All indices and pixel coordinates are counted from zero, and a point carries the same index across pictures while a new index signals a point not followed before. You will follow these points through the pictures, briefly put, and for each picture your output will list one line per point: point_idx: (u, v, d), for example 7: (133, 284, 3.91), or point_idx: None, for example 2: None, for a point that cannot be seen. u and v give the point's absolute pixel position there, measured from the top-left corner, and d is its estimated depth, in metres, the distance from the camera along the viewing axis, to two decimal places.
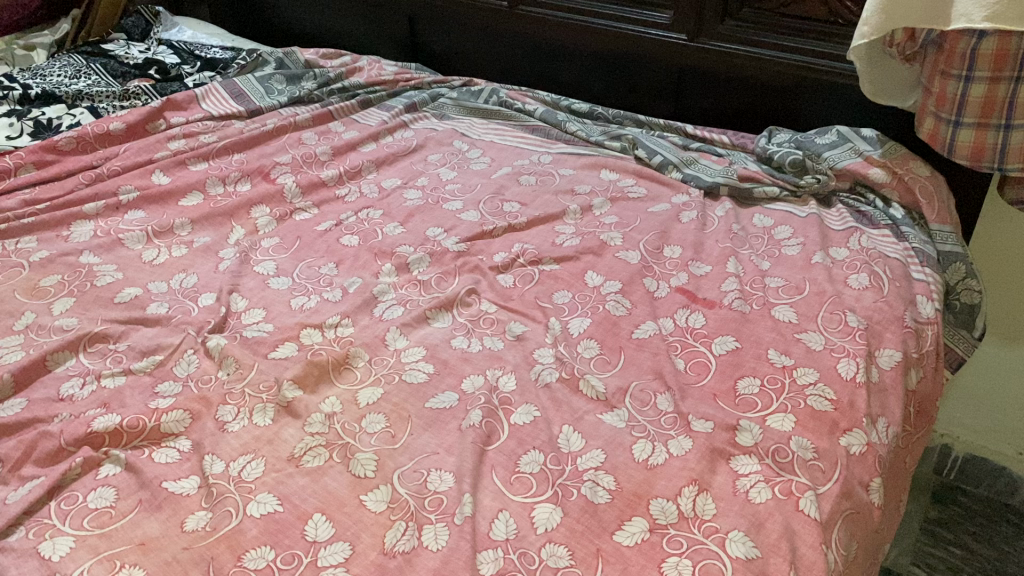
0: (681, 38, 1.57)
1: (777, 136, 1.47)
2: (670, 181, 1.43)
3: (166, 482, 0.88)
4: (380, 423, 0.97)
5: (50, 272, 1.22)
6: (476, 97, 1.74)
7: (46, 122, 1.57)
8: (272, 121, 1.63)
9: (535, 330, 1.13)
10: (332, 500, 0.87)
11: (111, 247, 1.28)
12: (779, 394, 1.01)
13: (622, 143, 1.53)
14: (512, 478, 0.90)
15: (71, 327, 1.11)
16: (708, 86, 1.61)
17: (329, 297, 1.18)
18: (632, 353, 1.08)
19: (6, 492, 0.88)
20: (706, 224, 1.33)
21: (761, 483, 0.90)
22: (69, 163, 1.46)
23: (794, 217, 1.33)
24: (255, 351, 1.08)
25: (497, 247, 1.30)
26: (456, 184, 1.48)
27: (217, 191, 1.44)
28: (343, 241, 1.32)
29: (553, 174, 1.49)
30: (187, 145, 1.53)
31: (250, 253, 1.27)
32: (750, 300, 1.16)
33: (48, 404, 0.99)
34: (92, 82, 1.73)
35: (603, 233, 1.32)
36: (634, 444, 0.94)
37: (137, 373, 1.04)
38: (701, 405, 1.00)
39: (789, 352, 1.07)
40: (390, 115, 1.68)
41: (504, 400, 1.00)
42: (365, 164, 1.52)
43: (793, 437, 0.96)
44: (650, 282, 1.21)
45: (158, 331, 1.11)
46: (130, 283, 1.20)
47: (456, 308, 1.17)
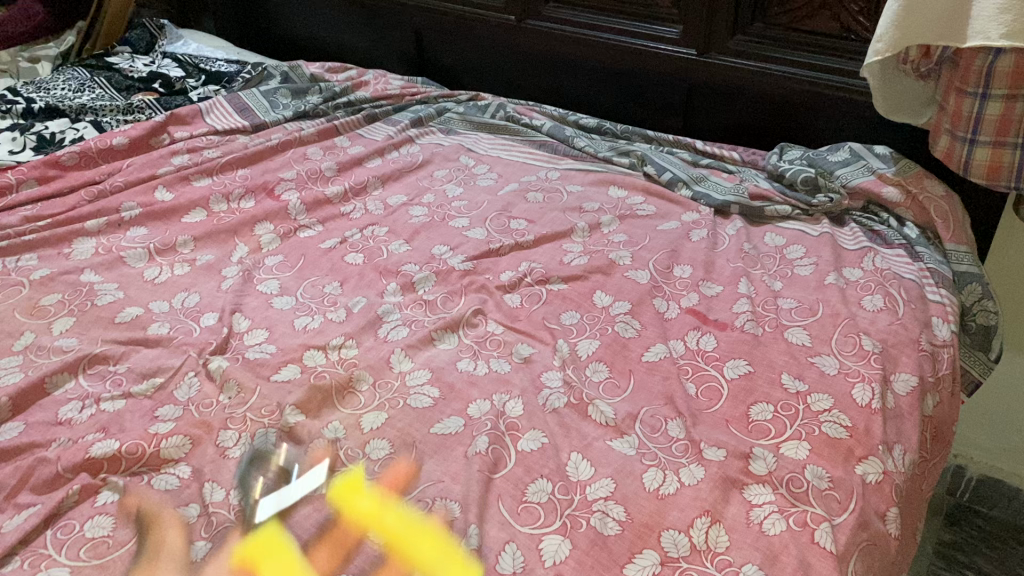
0: (691, 53, 1.55)
1: (788, 153, 1.45)
2: (680, 199, 1.41)
3: (164, 511, 0.86)
4: (384, 450, 0.94)
5: (50, 290, 1.20)
6: (482, 112, 1.72)
7: (49, 136, 1.56)
8: (276, 136, 1.62)
9: (542, 352, 1.10)
10: (334, 531, 0.84)
11: (113, 264, 1.26)
12: (793, 421, 0.99)
13: (631, 159, 1.51)
14: (519, 508, 0.87)
15: (71, 347, 1.09)
16: (718, 101, 1.59)
17: (333, 318, 1.16)
18: (642, 376, 1.06)
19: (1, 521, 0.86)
20: (716, 243, 1.31)
21: (775, 514, 0.87)
22: (71, 178, 1.44)
23: (806, 236, 1.30)
24: (258, 373, 1.05)
25: (504, 265, 1.28)
26: (463, 201, 1.46)
27: (220, 207, 1.42)
28: (348, 259, 1.30)
29: (560, 191, 1.46)
30: (191, 160, 1.52)
31: (254, 272, 1.26)
32: (762, 322, 1.14)
33: (46, 428, 0.98)
34: (96, 96, 1.72)
35: (611, 252, 1.29)
36: (645, 473, 0.92)
37: (137, 397, 1.02)
38: (713, 432, 0.98)
39: (802, 377, 1.05)
40: (396, 129, 1.66)
41: (511, 426, 0.98)
42: (371, 180, 1.50)
43: (807, 466, 0.93)
44: (660, 303, 1.19)
45: (158, 352, 1.09)
46: (132, 302, 1.18)
47: (462, 330, 1.14)
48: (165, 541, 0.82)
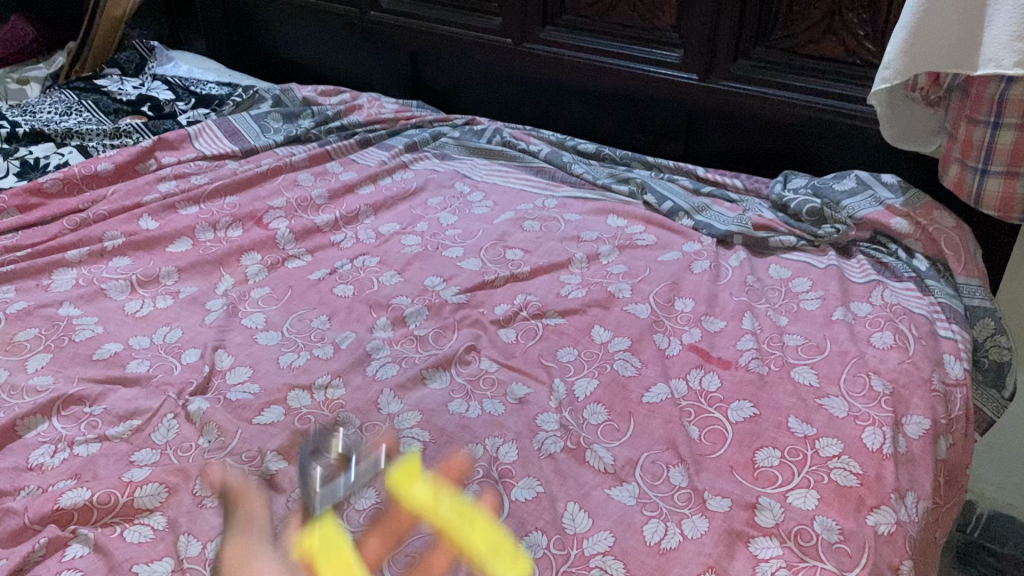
0: (692, 77, 1.51)
1: (793, 181, 1.41)
2: (681, 228, 1.37)
3: (137, 567, 0.82)
4: (370, 499, 0.91)
5: (27, 325, 1.16)
6: (478, 137, 1.68)
7: (33, 162, 1.52)
8: (267, 161, 1.58)
9: (538, 393, 1.06)
10: None
11: (93, 297, 1.22)
12: (801, 468, 0.94)
13: (631, 187, 1.47)
14: (511, 564, 0.84)
15: (46, 387, 1.04)
16: (719, 127, 1.55)
17: (320, 354, 1.12)
18: (642, 419, 1.01)
19: None
20: (719, 276, 1.26)
21: (783, 570, 0.83)
22: (54, 206, 1.40)
23: (813, 269, 1.26)
24: (239, 416, 1.01)
25: (499, 298, 1.24)
26: (457, 229, 1.42)
27: (207, 237, 1.38)
28: (338, 291, 1.26)
29: (558, 220, 1.42)
30: (178, 187, 1.48)
31: (239, 305, 1.21)
32: (768, 360, 1.10)
33: (15, 474, 0.93)
34: (82, 119, 1.68)
35: (610, 285, 1.25)
36: (646, 525, 0.87)
37: (113, 440, 0.97)
38: (718, 480, 0.93)
39: (810, 420, 1.00)
40: (389, 155, 1.63)
41: (504, 473, 0.94)
42: (363, 208, 1.46)
43: (816, 517, 0.88)
44: (660, 339, 1.15)
45: (136, 393, 1.04)
46: (111, 338, 1.14)
47: (455, 367, 1.11)
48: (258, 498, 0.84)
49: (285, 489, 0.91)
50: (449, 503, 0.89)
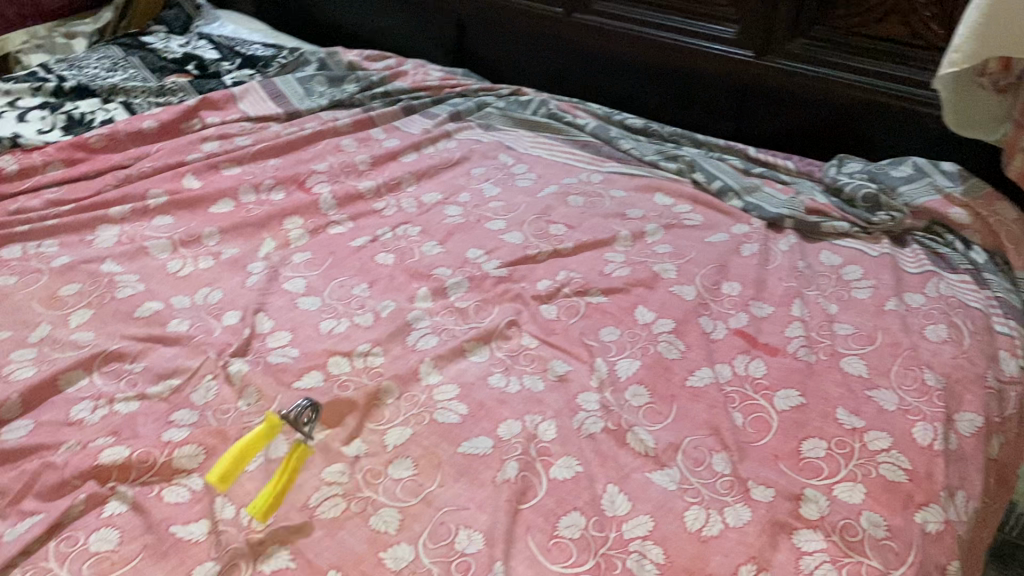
0: (748, 54, 1.48)
1: (848, 165, 1.37)
2: (731, 210, 1.33)
3: (174, 527, 0.82)
4: (408, 470, 0.90)
5: (70, 280, 1.16)
6: (524, 108, 1.65)
7: (79, 117, 1.52)
8: (310, 125, 1.57)
9: (579, 370, 1.05)
10: (348, 557, 0.80)
11: (136, 255, 1.22)
12: (848, 460, 0.92)
13: (679, 164, 1.43)
14: (549, 544, 0.82)
15: (87, 343, 1.05)
16: (771, 107, 1.51)
17: (360, 322, 1.11)
18: (685, 403, 0.99)
19: (4, 529, 0.82)
20: (768, 259, 1.23)
21: (827, 564, 0.81)
22: (98, 162, 1.40)
23: (865, 256, 1.23)
24: (279, 380, 1.00)
25: (541, 273, 1.22)
26: (500, 201, 1.40)
27: (249, 198, 1.37)
28: (378, 259, 1.25)
29: (603, 196, 1.40)
30: (222, 148, 1.47)
31: (280, 269, 1.21)
32: (816, 348, 1.07)
33: (56, 429, 0.93)
34: (128, 76, 1.68)
35: (655, 264, 1.22)
36: (687, 511, 0.86)
37: (153, 399, 0.97)
38: (762, 469, 0.91)
39: (859, 412, 0.98)
40: (433, 123, 1.61)
41: (543, 451, 0.93)
42: (406, 176, 1.45)
43: (863, 512, 0.86)
44: (706, 321, 1.12)
45: (177, 352, 1.04)
46: (152, 296, 1.14)
47: (495, 342, 1.09)
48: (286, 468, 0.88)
49: (320, 460, 0.90)
50: (486, 483, 0.88)
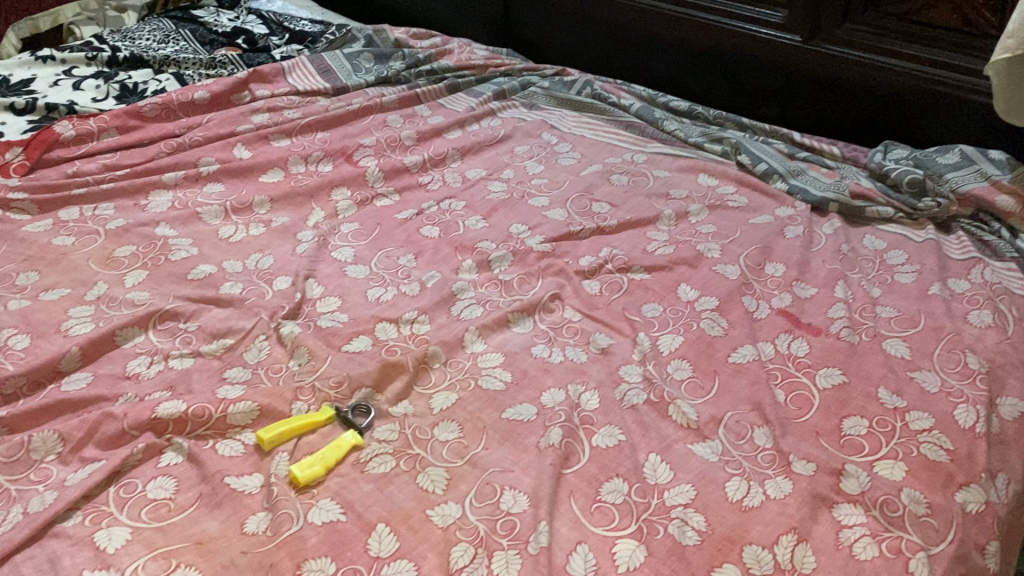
0: (795, 39, 1.48)
1: (894, 151, 1.37)
2: (776, 192, 1.34)
3: (228, 478, 0.85)
4: (454, 433, 0.92)
5: (125, 242, 1.19)
6: (568, 88, 1.66)
7: (132, 86, 1.55)
8: (357, 100, 1.59)
9: (621, 344, 1.06)
10: (397, 511, 0.82)
11: (189, 220, 1.25)
12: (889, 438, 0.93)
13: (724, 147, 1.44)
14: (592, 507, 0.84)
15: (143, 302, 1.07)
16: (817, 92, 1.51)
17: (407, 291, 1.13)
18: (728, 378, 1.00)
19: (65, 474, 0.85)
20: (812, 242, 1.24)
21: (866, 537, 0.82)
22: (152, 130, 1.43)
23: (909, 241, 1.23)
24: (329, 343, 1.03)
25: (584, 250, 1.23)
26: (543, 178, 1.41)
27: (298, 169, 1.40)
28: (424, 231, 1.27)
29: (646, 175, 1.41)
30: (271, 120, 1.49)
31: (329, 238, 1.23)
32: (858, 330, 1.07)
33: (114, 381, 0.96)
34: (179, 48, 1.71)
35: (699, 244, 1.23)
36: (728, 482, 0.87)
37: (207, 357, 1.00)
38: (803, 444, 0.92)
39: (901, 392, 0.98)
40: (478, 101, 1.62)
41: (585, 419, 0.95)
42: (450, 151, 1.47)
43: (904, 489, 0.87)
44: (749, 301, 1.13)
45: (229, 313, 1.07)
46: (205, 260, 1.16)
47: (539, 313, 1.11)
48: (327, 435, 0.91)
49: (369, 420, 0.93)
50: (530, 449, 0.90)
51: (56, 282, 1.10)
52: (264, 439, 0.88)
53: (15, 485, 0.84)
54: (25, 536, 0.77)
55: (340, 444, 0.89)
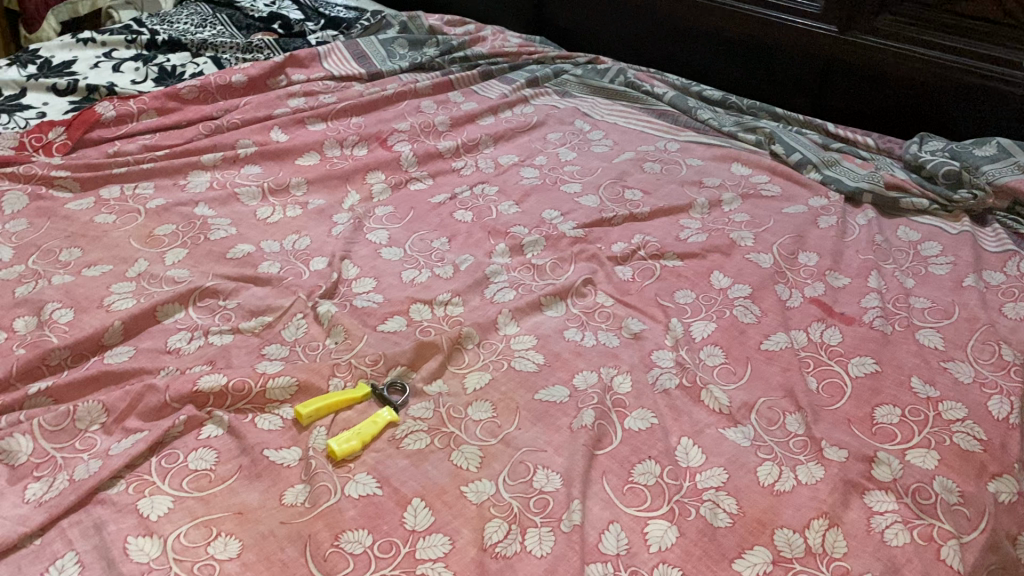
0: (831, 30, 1.50)
1: (929, 143, 1.37)
2: (809, 182, 1.34)
3: (267, 451, 0.86)
4: (487, 412, 0.93)
5: (165, 221, 1.21)
6: (601, 76, 1.67)
7: (170, 69, 1.58)
8: (391, 85, 1.60)
9: (654, 329, 1.07)
10: (432, 487, 0.84)
11: (227, 201, 1.27)
12: (922, 427, 0.93)
13: (758, 136, 1.45)
14: (624, 488, 0.85)
15: (183, 279, 1.09)
16: (853, 83, 1.52)
17: (441, 273, 1.15)
18: (760, 365, 1.01)
19: (109, 443, 0.86)
20: (846, 232, 1.24)
21: (898, 524, 0.82)
22: (190, 112, 1.45)
23: (943, 233, 1.23)
24: (365, 322, 1.05)
25: (616, 236, 1.24)
26: (576, 165, 1.42)
27: (334, 153, 1.42)
28: (457, 215, 1.28)
29: (679, 163, 1.41)
30: (307, 104, 1.51)
31: (364, 221, 1.25)
32: (892, 320, 1.07)
33: (155, 355, 0.97)
34: (216, 32, 1.73)
35: (732, 232, 1.23)
36: (760, 466, 0.88)
37: (246, 334, 1.02)
38: (835, 431, 0.92)
39: (934, 382, 0.98)
40: (511, 88, 1.63)
41: (618, 402, 0.95)
42: (484, 137, 1.48)
43: (936, 477, 0.87)
44: (782, 289, 1.13)
45: (267, 292, 1.08)
46: (243, 240, 1.18)
47: (572, 298, 1.11)
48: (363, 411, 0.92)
49: (404, 398, 0.94)
50: (563, 429, 0.91)
51: (98, 259, 1.12)
52: (301, 413, 0.90)
53: (61, 453, 0.84)
54: (72, 501, 0.78)
55: (376, 420, 0.90)
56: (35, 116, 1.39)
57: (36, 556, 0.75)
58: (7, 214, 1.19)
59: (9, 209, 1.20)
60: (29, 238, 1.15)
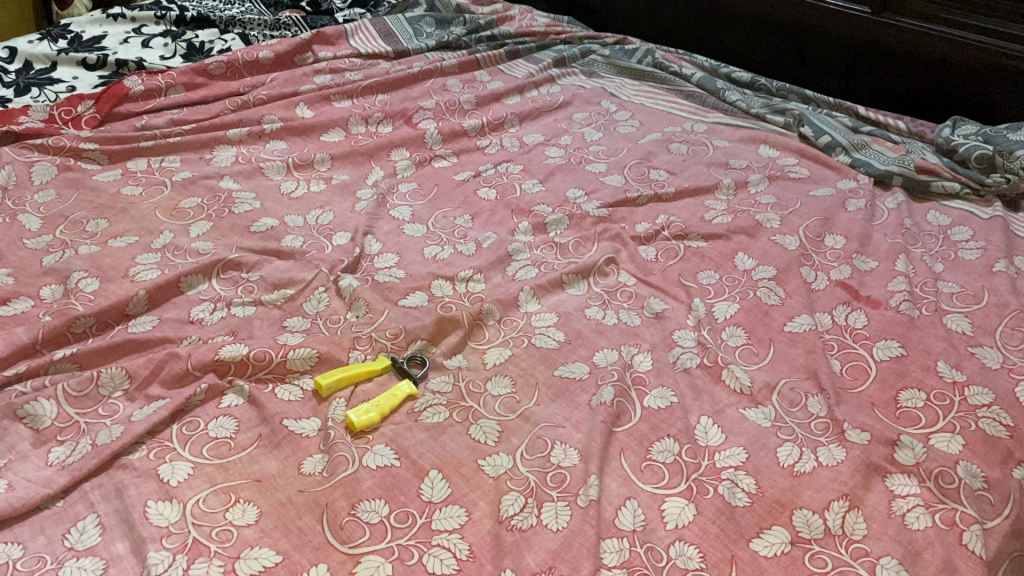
0: (864, 11, 1.50)
1: (962, 127, 1.35)
2: (837, 164, 1.33)
3: (287, 421, 0.87)
4: (507, 387, 0.93)
5: (191, 194, 1.22)
6: (629, 57, 1.68)
7: (199, 45, 1.58)
8: (418, 64, 1.61)
9: (676, 309, 1.06)
10: (449, 460, 0.84)
11: (252, 175, 1.27)
12: (947, 412, 0.91)
13: (786, 118, 1.44)
14: (642, 466, 0.84)
15: (207, 251, 1.10)
16: (886, 65, 1.52)
17: (463, 250, 1.14)
18: (783, 347, 1.00)
19: (131, 410, 0.87)
20: (874, 216, 1.22)
21: (920, 508, 0.81)
22: (217, 87, 1.45)
23: (974, 219, 1.21)
24: (386, 297, 1.05)
25: (641, 216, 1.23)
26: (601, 145, 1.41)
27: (359, 130, 1.42)
28: (481, 193, 1.28)
29: (706, 145, 1.40)
30: (333, 81, 1.51)
31: (387, 197, 1.25)
32: (919, 304, 1.06)
33: (178, 325, 0.98)
34: (245, 10, 1.73)
35: (758, 214, 1.22)
36: (780, 447, 0.87)
37: (268, 306, 1.02)
38: (858, 413, 0.91)
39: (961, 367, 0.96)
40: (537, 68, 1.64)
41: (638, 380, 0.95)
42: (509, 116, 1.47)
43: (960, 462, 0.85)
44: (807, 272, 1.12)
45: (291, 266, 1.09)
46: (267, 214, 1.19)
47: (594, 277, 1.11)
48: (383, 384, 0.93)
49: (423, 371, 0.94)
50: (582, 405, 0.90)
51: (124, 230, 1.13)
52: (321, 384, 0.90)
53: (84, 418, 0.85)
54: (94, 465, 0.79)
55: (396, 392, 0.91)
56: (65, 90, 1.41)
57: (59, 517, 0.76)
58: (36, 184, 1.20)
59: (39, 179, 1.21)
60: (57, 210, 1.16)
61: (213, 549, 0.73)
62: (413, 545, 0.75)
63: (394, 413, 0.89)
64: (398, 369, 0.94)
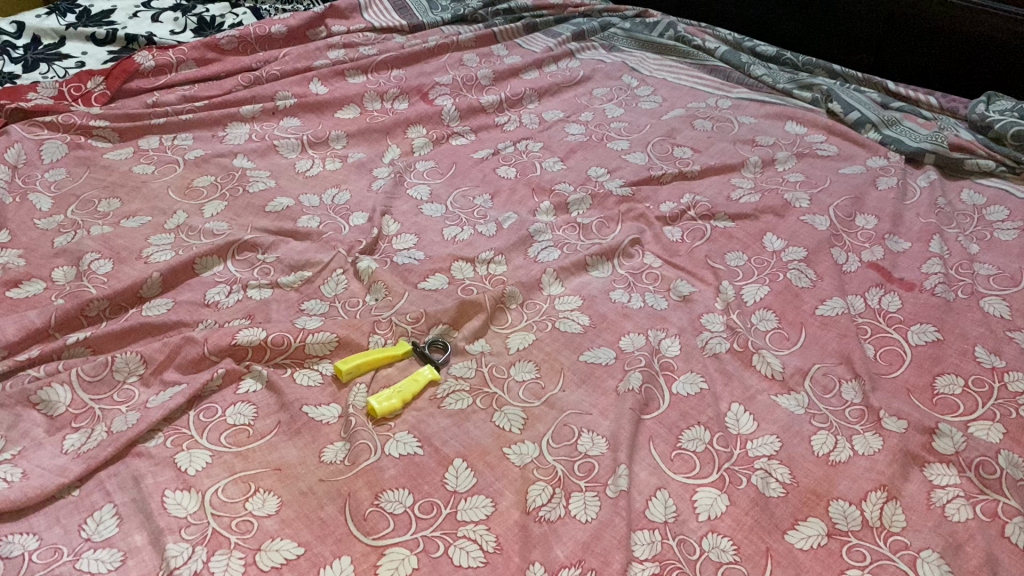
0: None
1: (996, 102, 1.31)
2: (867, 141, 1.29)
3: (306, 407, 0.85)
4: (531, 373, 0.91)
5: (204, 172, 1.19)
6: (650, 30, 1.65)
7: (210, 20, 1.55)
8: (433, 37, 1.57)
9: (704, 292, 1.03)
10: (474, 448, 0.81)
11: (267, 152, 1.25)
12: (986, 399, 0.88)
13: (814, 94, 1.40)
14: (672, 454, 0.82)
15: (222, 232, 1.07)
16: (916, 39, 1.48)
17: (483, 231, 1.12)
18: (815, 331, 0.97)
19: (148, 396, 0.84)
20: (906, 195, 1.19)
21: (960, 498, 0.78)
22: (229, 63, 1.42)
23: (1010, 198, 1.17)
24: (405, 279, 1.02)
25: (665, 196, 1.20)
26: (623, 122, 1.37)
27: (375, 106, 1.39)
28: (500, 171, 1.25)
29: (731, 121, 1.37)
30: (347, 56, 1.48)
31: (405, 175, 1.22)
32: (955, 286, 1.02)
33: (194, 308, 0.95)
34: None
35: (787, 193, 1.19)
36: (815, 436, 0.84)
37: (285, 288, 1.00)
38: (894, 400, 0.88)
39: (1000, 352, 0.93)
40: (556, 42, 1.60)
41: (666, 365, 0.92)
42: (528, 92, 1.44)
43: (1001, 451, 0.82)
44: (838, 253, 1.09)
45: (307, 247, 1.07)
46: (282, 193, 1.16)
47: (618, 258, 1.08)
48: (405, 370, 0.90)
49: (445, 356, 0.92)
50: (609, 392, 0.88)
51: (137, 210, 1.10)
52: (341, 369, 0.88)
53: (99, 404, 0.83)
54: (110, 453, 0.77)
55: (417, 378, 0.88)
56: (74, 66, 1.38)
57: (75, 507, 0.74)
58: (46, 162, 1.18)
59: (49, 157, 1.18)
60: (68, 189, 1.14)
61: (232, 541, 0.71)
62: (438, 537, 0.73)
63: (416, 400, 0.87)
64: (420, 355, 0.92)
